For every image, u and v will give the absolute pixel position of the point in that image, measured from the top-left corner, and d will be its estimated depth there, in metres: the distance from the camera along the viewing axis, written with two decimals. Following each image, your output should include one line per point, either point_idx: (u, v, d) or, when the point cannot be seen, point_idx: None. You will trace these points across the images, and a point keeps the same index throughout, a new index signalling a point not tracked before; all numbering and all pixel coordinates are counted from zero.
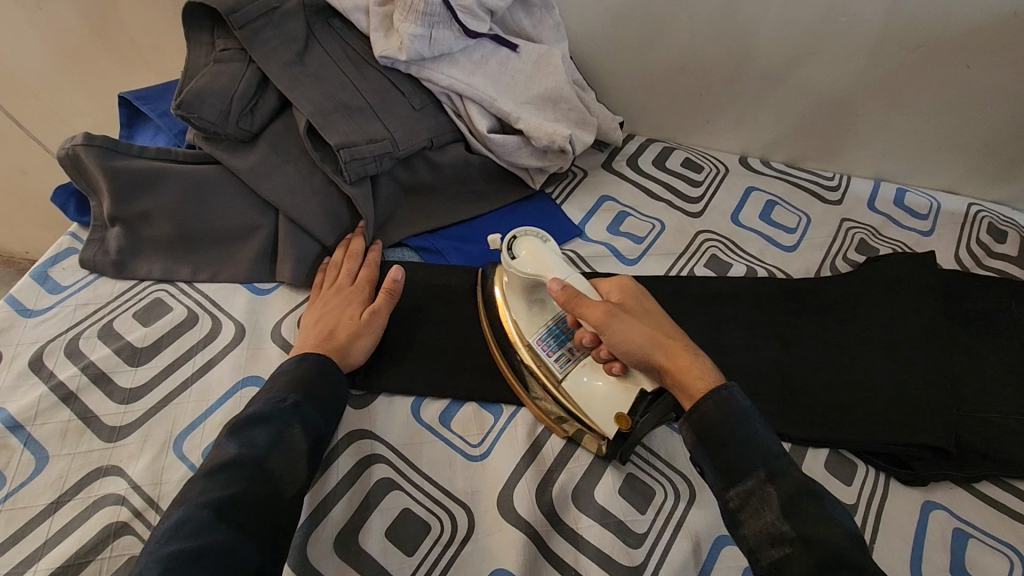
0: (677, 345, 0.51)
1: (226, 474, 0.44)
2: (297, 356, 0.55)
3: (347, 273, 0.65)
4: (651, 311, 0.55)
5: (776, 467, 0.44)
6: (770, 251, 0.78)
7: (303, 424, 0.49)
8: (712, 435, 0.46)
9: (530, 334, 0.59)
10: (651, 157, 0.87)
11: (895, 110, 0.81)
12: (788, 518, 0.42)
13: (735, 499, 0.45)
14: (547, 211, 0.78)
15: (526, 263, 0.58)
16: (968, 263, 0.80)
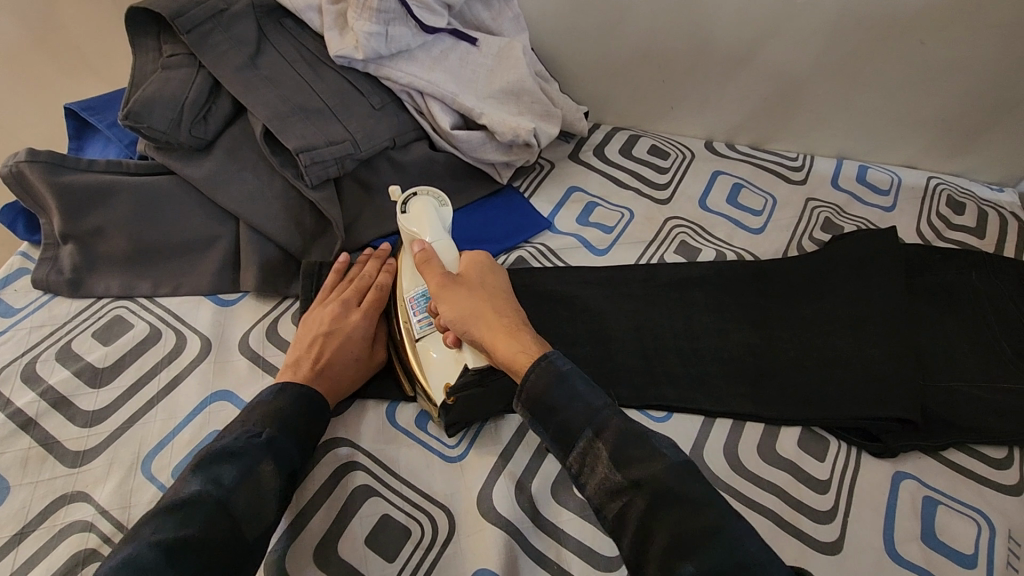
0: (504, 321, 0.53)
1: (182, 513, 0.42)
2: (278, 387, 0.54)
3: (357, 291, 0.63)
4: (497, 289, 0.57)
5: (601, 423, 0.46)
6: (738, 235, 0.79)
7: (273, 461, 0.48)
8: (540, 402, 0.48)
9: (405, 292, 0.62)
10: (617, 146, 0.87)
11: (854, 88, 0.82)
12: (617, 467, 0.44)
13: (575, 462, 0.46)
14: (514, 205, 0.78)
15: (410, 221, 0.61)
16: (929, 235, 0.82)
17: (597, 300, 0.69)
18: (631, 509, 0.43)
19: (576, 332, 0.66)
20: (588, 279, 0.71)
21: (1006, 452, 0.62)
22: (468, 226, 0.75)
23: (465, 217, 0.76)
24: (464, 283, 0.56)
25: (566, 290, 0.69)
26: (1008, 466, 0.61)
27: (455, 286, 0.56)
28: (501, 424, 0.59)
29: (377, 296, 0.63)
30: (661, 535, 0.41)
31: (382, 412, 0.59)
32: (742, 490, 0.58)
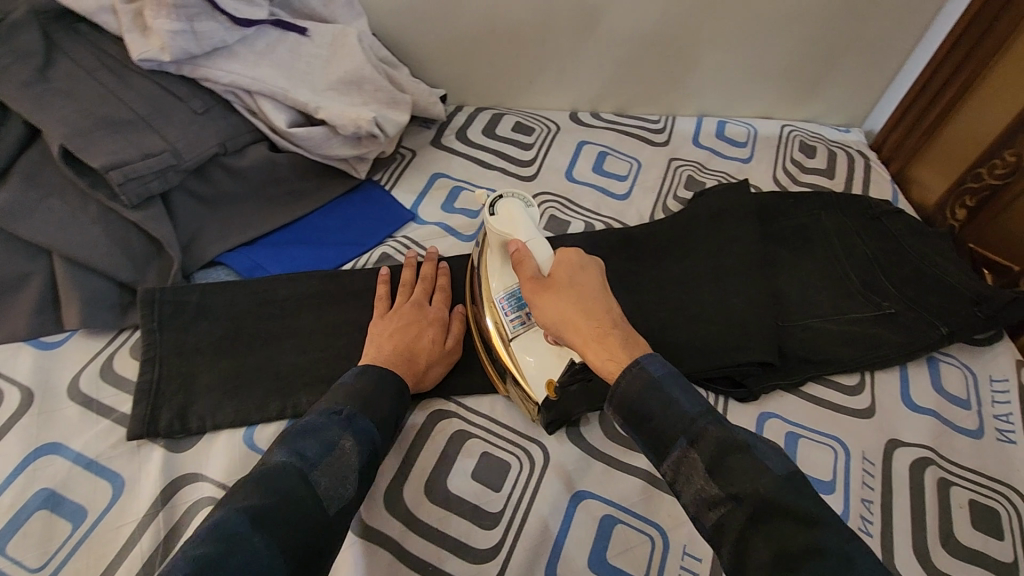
0: (597, 327, 0.50)
1: (266, 482, 0.41)
2: (358, 369, 0.53)
3: (423, 289, 0.64)
4: (591, 287, 0.53)
5: (695, 431, 0.42)
6: (605, 203, 0.79)
7: (354, 439, 0.47)
8: (636, 411, 0.45)
9: (496, 291, 0.59)
10: (480, 127, 0.85)
11: (701, 44, 0.84)
12: (714, 479, 0.40)
13: (669, 471, 0.43)
14: (375, 200, 0.75)
15: (500, 224, 0.58)
16: (785, 181, 0.86)
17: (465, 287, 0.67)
18: (727, 522, 0.39)
19: None
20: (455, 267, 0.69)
21: (858, 378, 0.66)
22: (327, 229, 0.71)
23: (323, 219, 0.72)
24: (557, 284, 0.53)
25: None
26: (859, 392, 0.65)
27: (546, 290, 0.53)
28: None
29: (443, 296, 0.64)
30: (762, 553, 0.36)
31: (238, 437, 0.56)
32: (616, 456, 0.58)
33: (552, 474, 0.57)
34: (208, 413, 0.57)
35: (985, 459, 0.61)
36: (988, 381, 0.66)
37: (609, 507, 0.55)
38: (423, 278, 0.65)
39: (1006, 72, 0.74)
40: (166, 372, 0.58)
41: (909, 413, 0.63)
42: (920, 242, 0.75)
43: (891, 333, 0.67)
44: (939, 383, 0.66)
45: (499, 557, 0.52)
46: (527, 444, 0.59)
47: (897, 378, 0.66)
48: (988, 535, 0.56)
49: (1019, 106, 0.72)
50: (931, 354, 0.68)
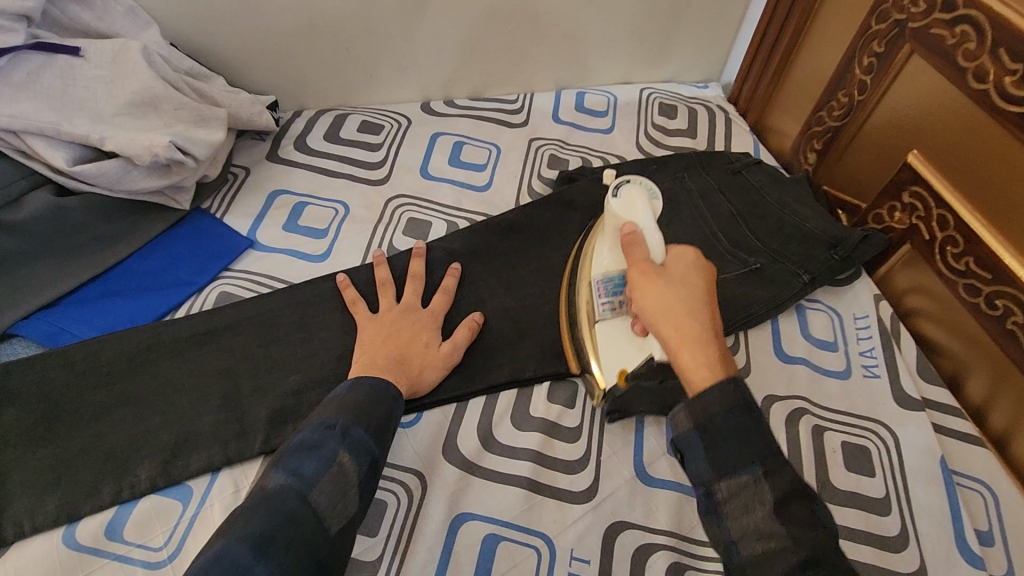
0: (694, 331, 0.45)
1: (264, 508, 0.37)
2: (351, 380, 0.49)
3: (415, 294, 0.62)
4: (703, 292, 0.49)
5: (775, 464, 0.41)
6: (466, 196, 0.75)
7: (353, 452, 0.43)
8: (709, 425, 0.43)
9: (596, 273, 0.59)
10: (322, 131, 0.78)
11: (542, 15, 0.80)
12: (779, 522, 0.40)
13: (724, 491, 0.42)
14: (206, 231, 0.67)
15: (621, 208, 0.56)
16: (649, 147, 0.84)
17: (316, 314, 0.61)
18: (774, 566, 0.39)
19: (296, 358, 0.58)
20: (303, 293, 0.62)
21: (733, 339, 0.66)
22: (150, 272, 0.62)
23: (144, 261, 0.63)
24: (667, 274, 0.49)
25: (279, 314, 0.61)
26: (734, 354, 0.65)
27: (652, 278, 0.49)
28: (220, 504, 0.51)
29: (441, 297, 0.63)
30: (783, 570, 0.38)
31: (56, 535, 0.48)
32: (496, 469, 0.55)
33: (430, 505, 0.52)
34: (25, 515, 0.48)
35: (854, 398, 0.62)
36: (852, 320, 0.68)
37: (491, 526, 0.52)
38: (415, 280, 0.63)
39: (830, 10, 0.74)
40: None
41: (781, 365, 0.64)
42: (780, 191, 0.75)
43: (757, 289, 0.67)
44: (807, 329, 0.67)
45: None
46: (400, 473, 0.54)
47: (769, 332, 0.66)
48: (861, 475, 0.57)
49: (845, 43, 0.72)
50: (798, 303, 0.69)
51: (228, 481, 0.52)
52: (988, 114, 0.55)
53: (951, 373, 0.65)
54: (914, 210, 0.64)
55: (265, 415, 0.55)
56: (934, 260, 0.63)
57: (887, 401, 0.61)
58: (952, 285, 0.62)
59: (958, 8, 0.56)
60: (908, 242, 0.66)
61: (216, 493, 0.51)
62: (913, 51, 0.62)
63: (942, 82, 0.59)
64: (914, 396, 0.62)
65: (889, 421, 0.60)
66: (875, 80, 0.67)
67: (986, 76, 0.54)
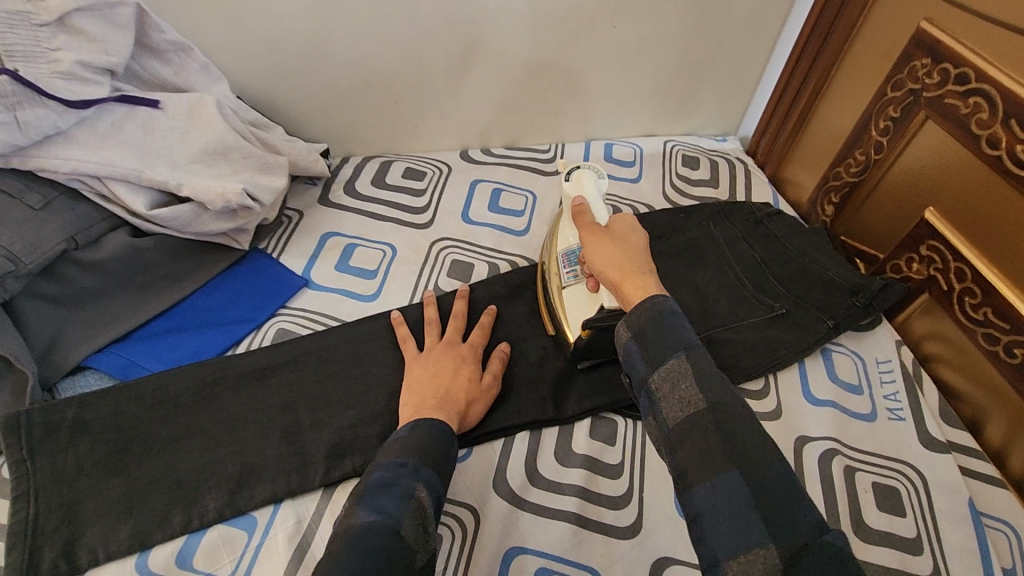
0: (634, 267, 0.51)
1: (366, 543, 0.40)
2: (410, 423, 0.52)
3: (456, 330, 0.65)
4: (642, 240, 0.56)
5: (696, 350, 0.42)
6: (506, 240, 0.79)
7: (427, 489, 0.46)
8: (642, 335, 0.45)
9: (561, 250, 0.68)
10: (369, 177, 0.83)
11: (576, 74, 0.86)
12: (700, 386, 0.40)
13: (656, 379, 0.43)
14: (264, 269, 0.71)
15: (572, 188, 0.66)
16: (675, 195, 0.89)
17: (369, 351, 0.64)
18: (691, 429, 0.39)
19: (351, 394, 0.61)
20: (356, 331, 0.66)
21: (763, 381, 0.69)
22: (213, 308, 0.66)
23: (207, 297, 0.67)
24: (610, 232, 0.56)
25: (334, 351, 0.64)
26: (764, 394, 0.68)
27: (600, 235, 0.56)
28: (284, 534, 0.53)
29: (479, 332, 0.66)
30: (716, 462, 0.37)
31: (128, 564, 0.50)
32: (544, 503, 0.57)
33: (485, 538, 0.54)
34: (100, 542, 0.50)
35: (881, 441, 0.65)
36: (875, 363, 0.71)
37: (542, 559, 0.54)
38: (456, 318, 0.67)
39: (845, 76, 0.80)
40: (45, 505, 0.51)
41: (811, 408, 0.67)
42: (800, 240, 0.80)
43: (784, 332, 0.71)
44: (833, 372, 0.70)
45: None
46: (455, 508, 0.56)
47: (797, 375, 0.70)
48: (893, 515, 0.59)
49: (860, 106, 0.78)
50: (822, 347, 0.72)
51: (291, 512, 0.54)
52: (1001, 178, 0.60)
53: (971, 416, 0.68)
54: (932, 262, 0.69)
55: (324, 448, 0.57)
56: (953, 310, 0.68)
57: (912, 443, 0.64)
58: (970, 334, 0.66)
59: (970, 82, 0.62)
60: (926, 291, 0.71)
61: (280, 524, 0.53)
62: (928, 117, 0.68)
63: (956, 147, 0.65)
64: (939, 438, 0.65)
65: (916, 462, 0.63)
66: (891, 141, 0.73)
67: (999, 143, 0.59)
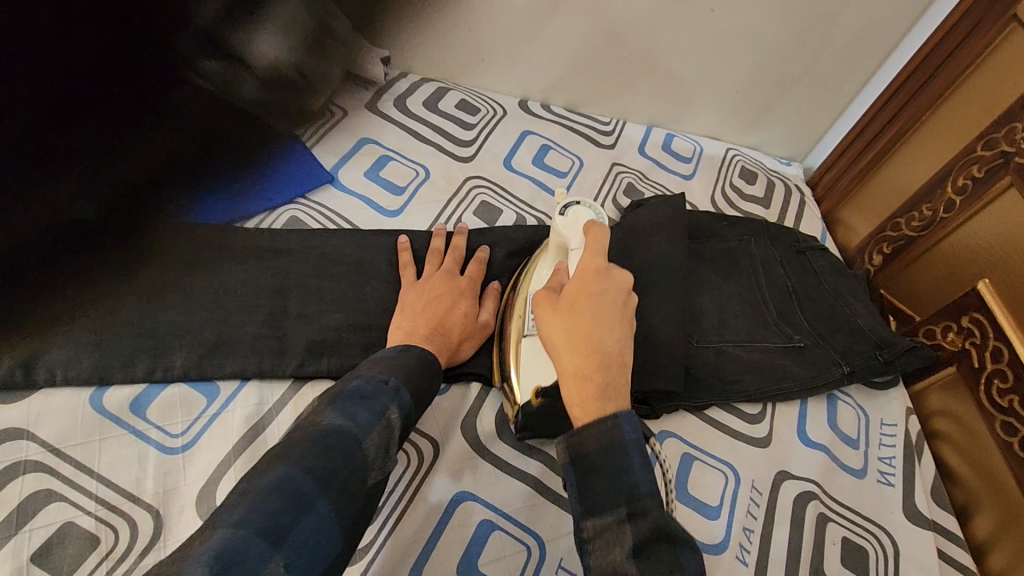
0: (586, 359, 0.45)
1: (324, 445, 0.39)
2: (402, 345, 0.51)
3: (453, 263, 0.63)
4: (616, 313, 0.48)
5: (639, 508, 0.40)
6: (540, 196, 0.77)
7: (402, 412, 0.45)
8: (581, 463, 0.43)
9: (533, 289, 0.58)
10: (423, 97, 0.80)
11: (658, 51, 0.82)
12: (634, 557, 0.38)
13: (590, 530, 0.41)
14: (294, 155, 0.68)
15: (567, 227, 0.57)
16: (722, 203, 0.86)
17: (375, 262, 0.63)
18: None
19: (346, 297, 0.60)
20: (368, 239, 0.64)
21: (760, 407, 0.65)
22: (234, 177, 0.64)
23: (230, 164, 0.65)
24: (574, 301, 0.49)
25: (342, 251, 0.62)
26: (759, 419, 0.64)
27: (555, 300, 0.50)
28: (242, 410, 0.51)
29: (478, 268, 0.63)
30: None
31: (84, 395, 0.49)
32: (507, 458, 0.55)
33: (440, 473, 0.53)
34: (61, 365, 0.49)
35: (863, 499, 0.62)
36: (879, 424, 0.68)
37: (489, 512, 0.51)
38: (455, 250, 0.64)
39: (938, 123, 0.75)
40: (16, 314, 0.51)
41: (803, 448, 0.63)
42: (837, 282, 0.77)
43: (796, 365, 0.67)
44: (834, 420, 0.67)
45: (366, 559, 0.47)
46: (417, 437, 0.54)
47: (796, 411, 0.66)
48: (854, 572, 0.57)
49: (943, 160, 0.74)
50: (831, 392, 0.68)
51: (255, 392, 0.53)
52: None
53: (962, 502, 0.65)
54: (970, 335, 0.65)
55: (304, 341, 0.56)
56: (978, 389, 0.64)
57: (896, 511, 0.62)
58: (989, 419, 0.63)
59: None
60: (955, 364, 0.67)
61: (241, 399, 0.52)
62: (1011, 184, 0.64)
63: None
64: (925, 513, 0.62)
65: (894, 530, 0.60)
66: (964, 202, 0.69)
67: None
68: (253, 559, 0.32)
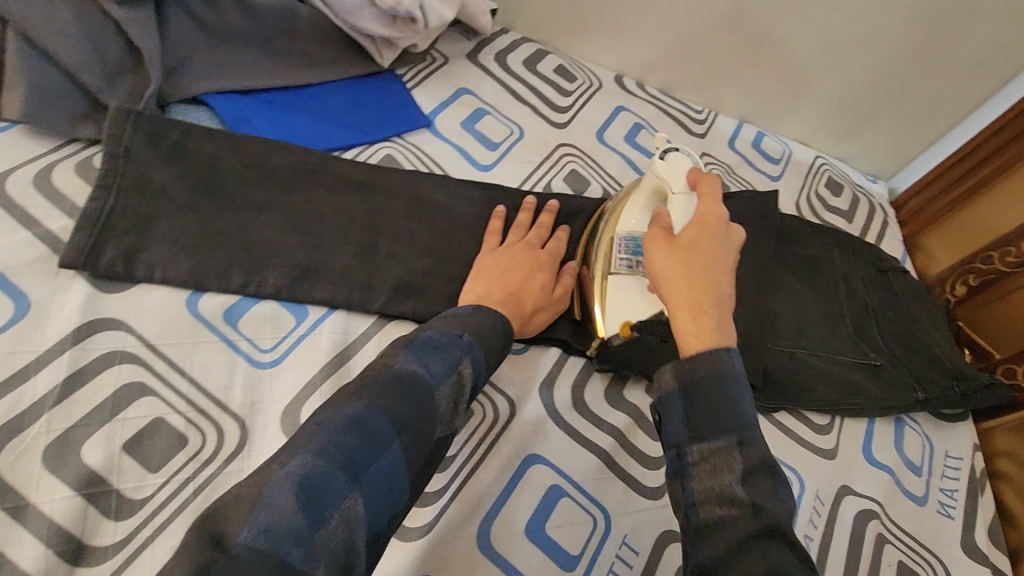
0: (703, 298, 0.43)
1: (399, 387, 0.38)
2: (474, 305, 0.49)
3: (537, 235, 0.60)
4: (722, 252, 0.47)
5: (751, 439, 0.38)
6: (628, 174, 0.75)
7: (473, 367, 0.43)
8: (691, 388, 0.40)
9: (620, 231, 0.58)
10: (524, 55, 0.78)
11: (771, 43, 0.79)
12: (745, 484, 0.36)
13: (695, 455, 0.39)
14: (394, 94, 0.66)
15: (667, 171, 0.57)
16: (806, 211, 0.83)
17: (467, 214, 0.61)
18: (728, 528, 0.35)
19: (436, 244, 0.59)
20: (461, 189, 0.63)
21: (829, 418, 0.64)
22: (335, 105, 0.63)
23: (333, 93, 0.63)
24: (690, 244, 0.47)
25: (434, 197, 0.61)
26: (827, 431, 0.63)
27: (666, 243, 0.48)
28: (328, 336, 0.51)
29: (557, 245, 0.60)
30: (748, 562, 0.33)
31: (179, 298, 0.49)
32: (580, 428, 0.54)
33: (514, 431, 0.52)
34: (160, 263, 0.49)
35: (922, 527, 0.61)
36: (943, 456, 0.66)
37: (558, 479, 0.51)
38: (539, 225, 0.60)
39: None
40: (121, 205, 0.50)
41: (868, 467, 0.62)
42: (916, 305, 0.74)
43: (871, 384, 0.66)
44: (900, 444, 0.65)
45: (438, 503, 0.47)
46: (493, 393, 0.53)
47: (863, 429, 0.64)
48: None
49: None
50: (899, 416, 0.66)
51: (341, 321, 0.52)
52: None
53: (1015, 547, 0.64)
54: None
55: (392, 280, 0.55)
56: None
57: (951, 543, 0.61)
58: None
59: None
60: None
61: (327, 325, 0.52)
62: None
63: None
64: (981, 548, 0.62)
65: (948, 561, 0.60)
66: None
67: None
68: (336, 492, 0.32)
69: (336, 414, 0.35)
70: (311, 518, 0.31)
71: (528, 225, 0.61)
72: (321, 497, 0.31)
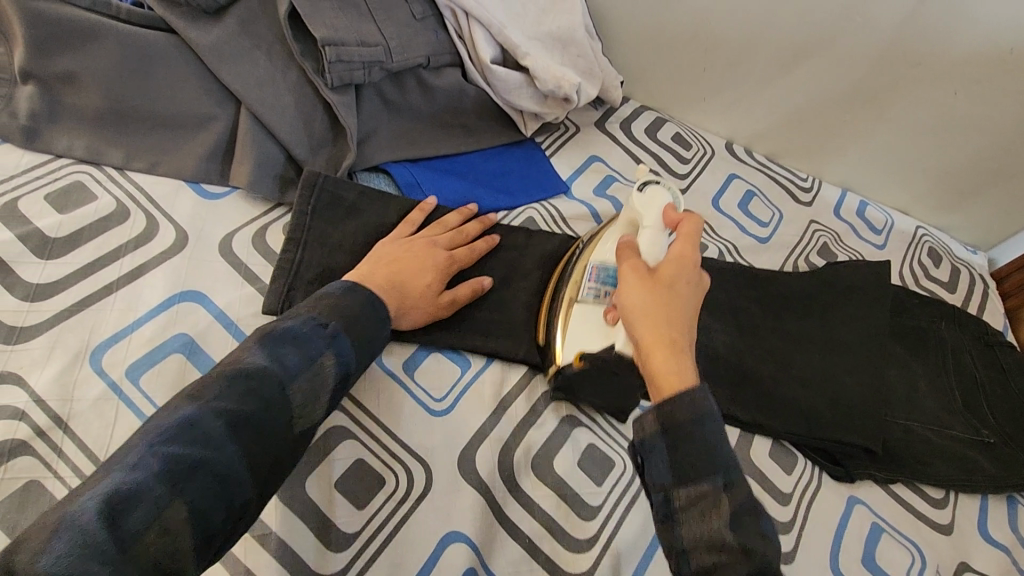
0: (678, 337, 0.46)
1: (246, 385, 0.41)
2: (352, 284, 0.51)
3: (448, 237, 0.60)
4: (690, 297, 0.49)
5: (736, 478, 0.41)
6: (743, 240, 0.80)
7: (335, 357, 0.45)
8: (666, 433, 0.42)
9: (594, 259, 0.59)
10: (644, 124, 0.84)
11: (881, 120, 0.83)
12: (731, 527, 0.39)
13: (683, 499, 0.42)
14: (536, 160, 0.72)
15: (642, 203, 0.56)
16: (908, 280, 0.86)
17: None
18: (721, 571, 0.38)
19: None
20: None
21: (945, 492, 0.67)
22: (485, 170, 0.69)
23: (483, 159, 0.70)
24: (666, 281, 0.49)
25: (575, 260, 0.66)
26: (943, 504, 0.66)
27: (643, 276, 0.50)
28: (490, 386, 0.58)
29: (466, 253, 0.60)
30: None
31: None
32: None
33: None
34: None
35: None
36: None
37: None
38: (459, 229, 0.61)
39: None
40: (307, 256, 0.56)
41: (982, 542, 0.65)
42: None
43: (986, 461, 0.68)
44: (1016, 523, 0.67)
45: (592, 552, 0.52)
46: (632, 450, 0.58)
47: (977, 505, 0.67)
48: None
49: None
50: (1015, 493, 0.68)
51: (499, 370, 0.59)
52: None
53: None
54: None
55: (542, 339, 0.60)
56: None
57: None
58: None
59: None
60: None
61: (487, 375, 0.58)
62: None
63: None
64: None
65: None
66: None
67: None
68: (145, 503, 0.34)
69: (163, 423, 0.38)
70: (116, 527, 0.32)
71: (455, 225, 0.62)
72: (130, 510, 0.33)
